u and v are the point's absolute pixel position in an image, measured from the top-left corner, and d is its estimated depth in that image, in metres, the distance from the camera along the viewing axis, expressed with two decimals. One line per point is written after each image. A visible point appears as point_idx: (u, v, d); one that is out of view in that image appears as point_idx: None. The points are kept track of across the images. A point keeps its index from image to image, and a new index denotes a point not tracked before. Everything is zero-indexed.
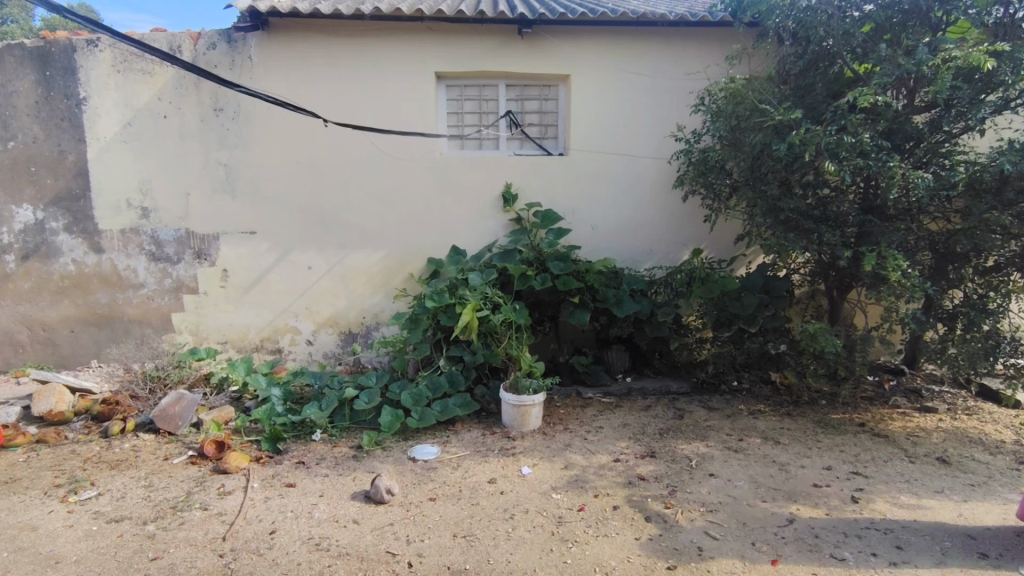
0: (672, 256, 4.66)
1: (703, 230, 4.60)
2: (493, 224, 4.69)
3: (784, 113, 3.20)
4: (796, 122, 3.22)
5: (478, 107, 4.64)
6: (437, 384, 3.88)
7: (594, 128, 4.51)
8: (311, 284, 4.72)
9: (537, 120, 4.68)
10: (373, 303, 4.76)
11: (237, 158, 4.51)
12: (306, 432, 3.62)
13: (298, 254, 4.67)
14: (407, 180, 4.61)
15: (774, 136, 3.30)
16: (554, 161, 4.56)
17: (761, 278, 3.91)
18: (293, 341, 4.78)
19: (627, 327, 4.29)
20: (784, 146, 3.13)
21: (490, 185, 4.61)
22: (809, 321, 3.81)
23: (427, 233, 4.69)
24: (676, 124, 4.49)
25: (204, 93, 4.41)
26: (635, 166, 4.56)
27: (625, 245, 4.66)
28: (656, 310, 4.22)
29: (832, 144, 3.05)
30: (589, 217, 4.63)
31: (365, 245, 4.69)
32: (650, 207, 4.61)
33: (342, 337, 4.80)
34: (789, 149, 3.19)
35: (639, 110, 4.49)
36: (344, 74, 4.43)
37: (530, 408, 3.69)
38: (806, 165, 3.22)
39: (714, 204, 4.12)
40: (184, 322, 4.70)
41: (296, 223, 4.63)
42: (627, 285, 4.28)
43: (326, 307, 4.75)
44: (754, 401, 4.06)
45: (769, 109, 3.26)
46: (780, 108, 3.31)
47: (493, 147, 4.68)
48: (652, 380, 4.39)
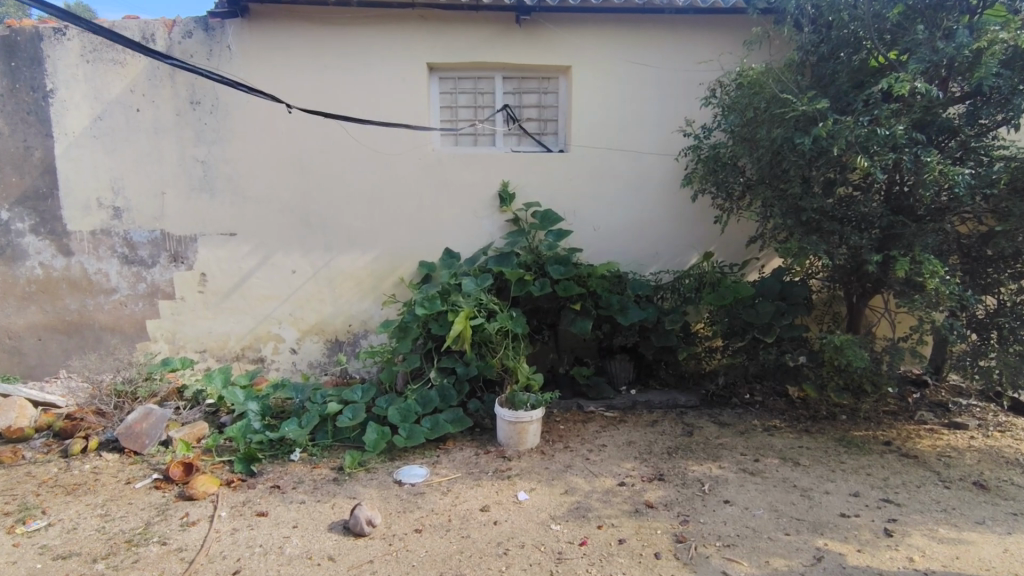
0: (679, 260, 4.38)
1: (712, 231, 4.32)
2: (489, 225, 4.40)
3: (808, 102, 2.91)
4: (821, 113, 2.92)
5: (473, 101, 4.36)
6: (427, 399, 3.59)
7: (597, 122, 4.22)
8: (295, 289, 4.43)
9: (536, 114, 4.40)
10: (360, 309, 4.47)
11: (216, 154, 4.22)
12: (284, 451, 3.33)
13: (281, 256, 4.39)
14: (397, 178, 4.32)
15: (795, 129, 3.01)
16: (554, 158, 4.27)
17: (778, 284, 3.59)
18: (276, 349, 4.50)
19: (632, 336, 4.01)
20: (809, 140, 2.84)
21: (485, 184, 4.33)
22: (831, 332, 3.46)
23: (418, 234, 4.40)
24: (685, 119, 4.20)
25: (179, 84, 4.12)
26: (641, 163, 4.27)
27: (629, 247, 4.37)
28: (662, 317, 3.94)
29: (862, 137, 2.75)
30: (591, 218, 4.34)
31: (352, 248, 4.40)
32: (656, 207, 4.32)
33: (328, 345, 4.51)
34: (813, 142, 2.90)
35: (645, 103, 4.20)
36: (330, 65, 4.14)
37: (527, 424, 3.41)
38: (832, 160, 2.94)
39: (725, 205, 3.85)
40: (159, 329, 4.42)
41: (279, 224, 4.35)
42: (631, 290, 4.01)
43: (311, 314, 4.47)
44: (769, 416, 3.78)
45: (791, 99, 2.97)
46: (802, 97, 3.02)
47: (489, 143, 4.41)
48: (658, 392, 4.10)
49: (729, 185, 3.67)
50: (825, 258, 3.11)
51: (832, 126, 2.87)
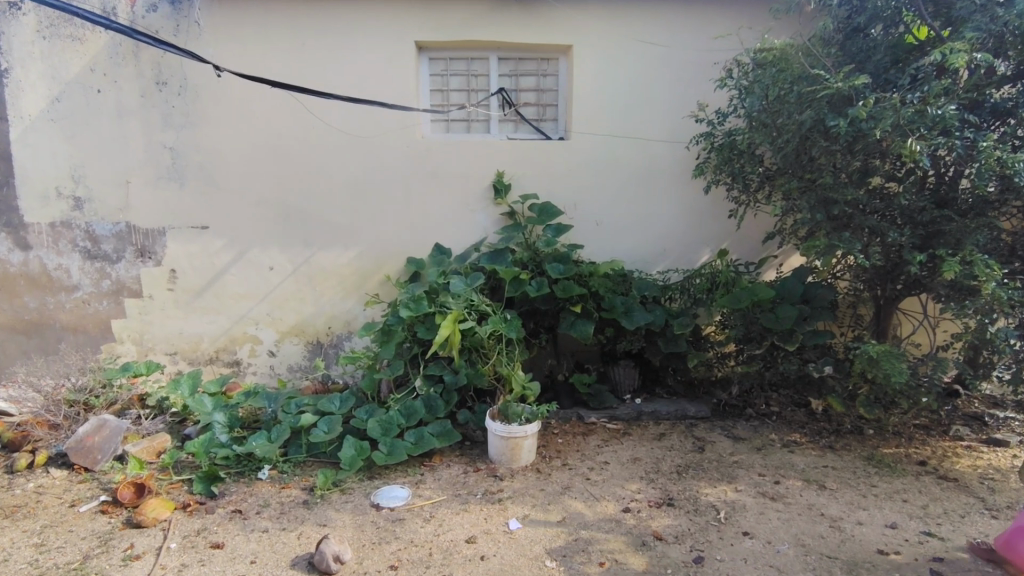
0: (689, 258, 4.03)
1: (726, 227, 3.97)
2: (482, 219, 4.05)
3: (843, 79, 2.56)
4: (857, 91, 2.57)
5: (466, 83, 4.01)
6: (411, 410, 3.25)
7: (600, 107, 3.86)
8: (273, 288, 4.10)
9: (534, 98, 4.05)
10: (344, 310, 4.14)
11: (185, 140, 3.88)
12: (252, 468, 3.01)
13: (257, 252, 4.05)
14: (383, 168, 3.98)
15: (828, 109, 2.65)
16: (553, 146, 3.92)
17: (800, 285, 3.20)
18: (252, 352, 4.17)
19: (637, 340, 3.67)
20: (845, 122, 2.48)
21: (479, 174, 3.98)
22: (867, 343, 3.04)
23: (406, 228, 4.06)
24: (697, 102, 3.84)
25: (144, 63, 3.78)
26: (648, 152, 3.92)
27: (635, 243, 4.03)
28: (670, 321, 3.61)
29: (909, 118, 2.39)
30: (593, 211, 3.99)
31: (335, 243, 4.07)
32: (664, 199, 3.97)
33: (309, 348, 4.19)
34: (848, 124, 2.55)
35: (653, 86, 3.84)
36: (309, 43, 3.79)
37: (521, 440, 3.08)
38: (871, 145, 2.58)
39: (741, 197, 3.53)
40: (126, 330, 4.08)
41: (255, 217, 4.01)
42: (637, 292, 3.68)
43: (291, 314, 4.14)
44: (787, 429, 3.45)
45: (824, 75, 2.60)
46: (835, 74, 2.67)
47: (483, 131, 4.08)
48: (665, 402, 3.77)
49: (747, 174, 3.33)
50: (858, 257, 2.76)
51: (872, 106, 2.52)
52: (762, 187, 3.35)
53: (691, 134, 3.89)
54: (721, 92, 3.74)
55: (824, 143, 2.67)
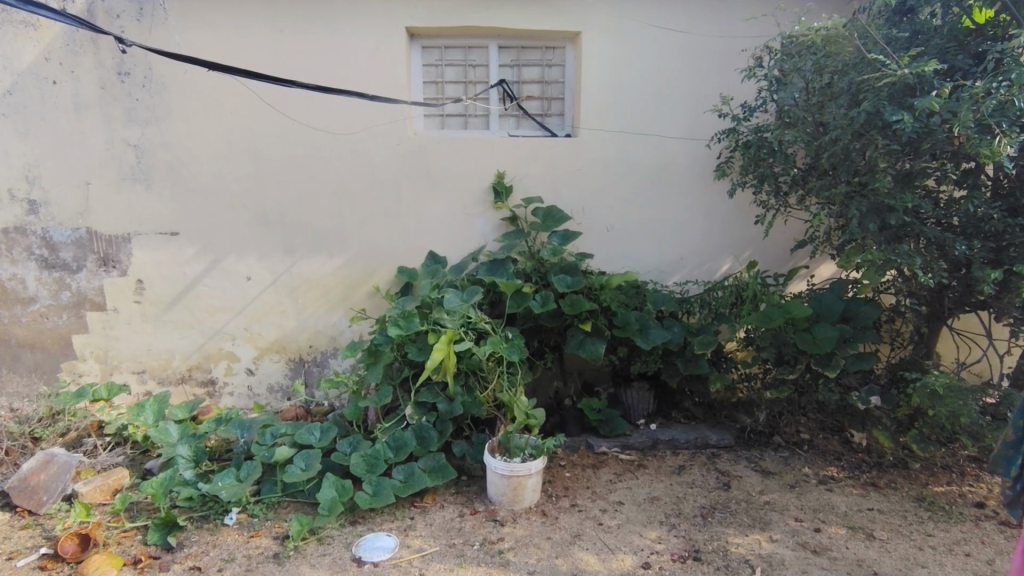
0: (709, 268, 3.66)
1: (750, 233, 3.60)
2: (481, 225, 3.68)
3: (908, 65, 2.27)
4: (924, 79, 2.25)
5: (463, 75, 3.64)
6: (400, 442, 2.89)
7: (611, 100, 3.48)
8: (250, 300, 3.73)
9: (538, 91, 3.67)
10: (328, 324, 3.77)
11: (151, 137, 3.50)
12: (218, 512, 2.64)
13: (232, 260, 3.68)
14: (372, 169, 3.60)
15: (889, 100, 2.31)
16: (558, 144, 3.54)
17: (840, 302, 2.83)
18: (228, 370, 3.80)
19: (652, 361, 3.30)
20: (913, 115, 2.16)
21: (477, 175, 3.61)
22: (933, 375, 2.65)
23: (396, 234, 3.69)
24: (720, 95, 3.44)
25: (104, 51, 3.40)
26: (664, 150, 3.53)
27: (649, 251, 3.66)
28: (690, 339, 3.26)
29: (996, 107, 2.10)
30: (603, 216, 3.62)
31: (318, 251, 3.69)
32: (681, 203, 3.60)
33: (290, 366, 3.82)
34: (916, 119, 2.21)
35: (671, 77, 3.45)
36: (289, 30, 3.41)
37: (525, 479, 2.71)
38: (939, 142, 2.25)
39: (771, 202, 3.16)
40: (88, 347, 3.71)
41: (229, 222, 3.63)
42: (653, 306, 3.32)
43: (270, 329, 3.77)
44: (822, 462, 3.08)
45: (886, 60, 2.28)
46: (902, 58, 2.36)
47: (482, 127, 3.71)
48: (683, 428, 3.40)
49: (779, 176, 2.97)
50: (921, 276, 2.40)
51: (946, 98, 2.22)
52: (795, 190, 3.00)
53: (713, 130, 3.50)
54: (748, 83, 3.35)
55: (881, 142, 2.32)
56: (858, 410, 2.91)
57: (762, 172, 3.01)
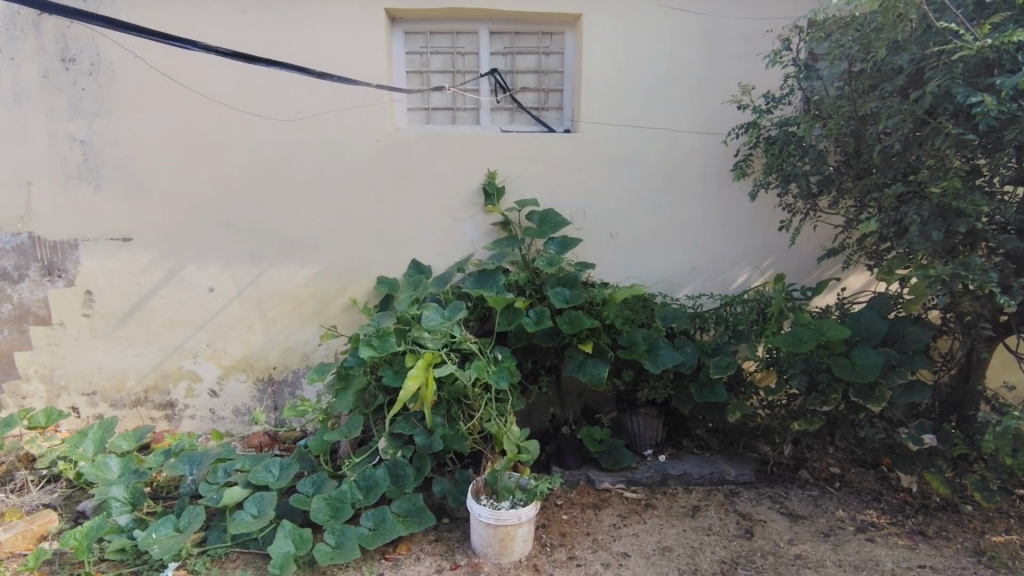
0: (725, 278, 3.27)
1: (773, 240, 3.21)
2: (470, 230, 3.29)
3: (989, 35, 1.92)
4: (1006, 53, 1.91)
5: (450, 63, 3.27)
6: (371, 481, 2.50)
7: (616, 91, 3.10)
8: (213, 313, 3.35)
9: (534, 82, 3.29)
10: (300, 340, 3.39)
11: (100, 131, 3.13)
12: (153, 567, 2.28)
13: (192, 269, 3.30)
14: (347, 166, 3.21)
15: (962, 80, 1.97)
16: (556, 140, 3.16)
17: (884, 322, 2.43)
18: (189, 391, 3.42)
19: (663, 387, 2.90)
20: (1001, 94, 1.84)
21: (465, 174, 3.22)
22: (1002, 415, 2.28)
23: (375, 240, 3.30)
24: (741, 84, 3.05)
25: (46, 35, 3.04)
26: (676, 147, 3.14)
27: (658, 261, 3.28)
28: (705, 361, 2.86)
29: None
30: (607, 221, 3.23)
31: (288, 258, 3.31)
32: (695, 206, 3.21)
33: (258, 387, 3.43)
34: (999, 103, 1.88)
35: (685, 64, 3.05)
36: (254, 12, 3.06)
37: (513, 529, 2.32)
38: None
39: (801, 205, 2.77)
40: (33, 365, 3.34)
41: (188, 226, 3.25)
42: (662, 322, 2.94)
43: (235, 345, 3.39)
44: (857, 503, 2.67)
45: (963, 31, 1.94)
46: (979, 26, 1.99)
47: (471, 122, 3.34)
48: (696, 460, 3.00)
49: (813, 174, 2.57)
50: (1004, 297, 2.02)
51: None
52: (828, 192, 2.61)
53: (732, 122, 3.10)
54: (773, 70, 2.96)
55: (953, 130, 1.98)
56: (907, 449, 2.52)
57: (793, 168, 2.61)
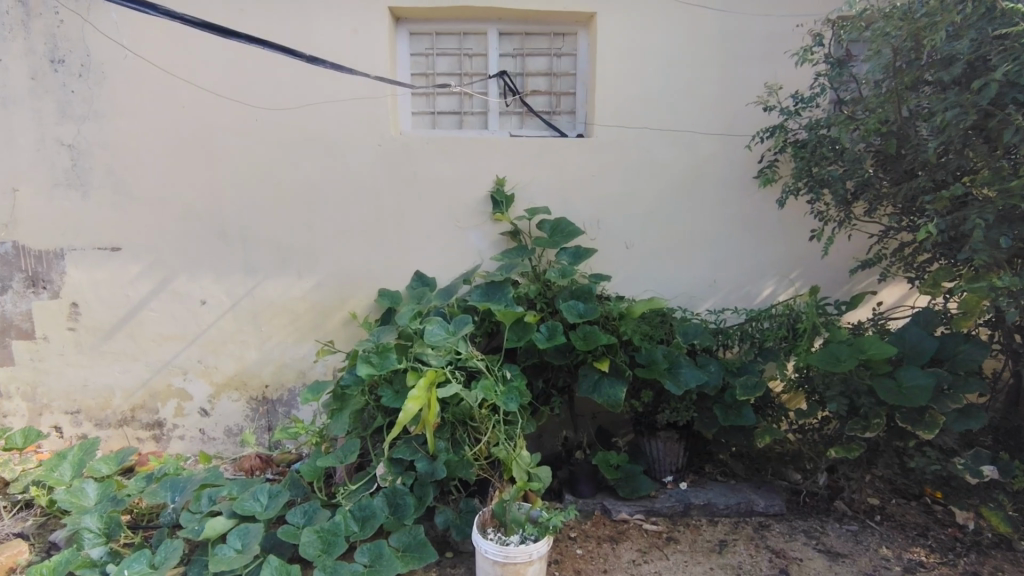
0: (748, 292, 3.07)
1: (801, 251, 3.00)
2: (477, 240, 3.10)
3: None
4: None
5: (457, 66, 3.11)
6: (367, 511, 2.29)
7: (633, 93, 2.92)
8: (204, 327, 3.16)
9: (545, 85, 3.13)
10: (297, 356, 3.19)
11: (89, 135, 2.99)
12: None
13: (183, 281, 3.12)
14: (348, 172, 3.05)
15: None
16: (568, 145, 2.98)
17: (932, 340, 2.22)
18: (179, 411, 3.23)
19: (686, 409, 2.67)
20: None
21: (472, 180, 3.05)
22: None
23: (377, 250, 3.12)
24: (765, 85, 2.86)
25: (35, 35, 2.91)
26: (696, 152, 2.96)
27: (677, 273, 3.08)
28: (731, 381, 2.65)
29: None
30: (622, 230, 3.04)
31: (284, 269, 3.13)
32: (716, 215, 3.01)
33: (251, 406, 3.23)
34: None
35: (705, 64, 2.88)
36: (251, 10, 2.92)
37: (523, 567, 2.09)
38: None
39: (835, 211, 2.57)
40: (15, 382, 3.17)
41: (179, 236, 3.08)
42: (683, 339, 2.73)
43: (227, 362, 3.20)
44: (902, 540, 2.43)
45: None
46: None
47: (479, 127, 3.17)
48: (720, 488, 2.76)
49: (851, 177, 2.37)
50: None
51: None
52: (867, 196, 2.42)
53: (757, 126, 2.91)
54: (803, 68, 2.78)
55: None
56: (963, 481, 2.31)
57: (829, 171, 2.45)
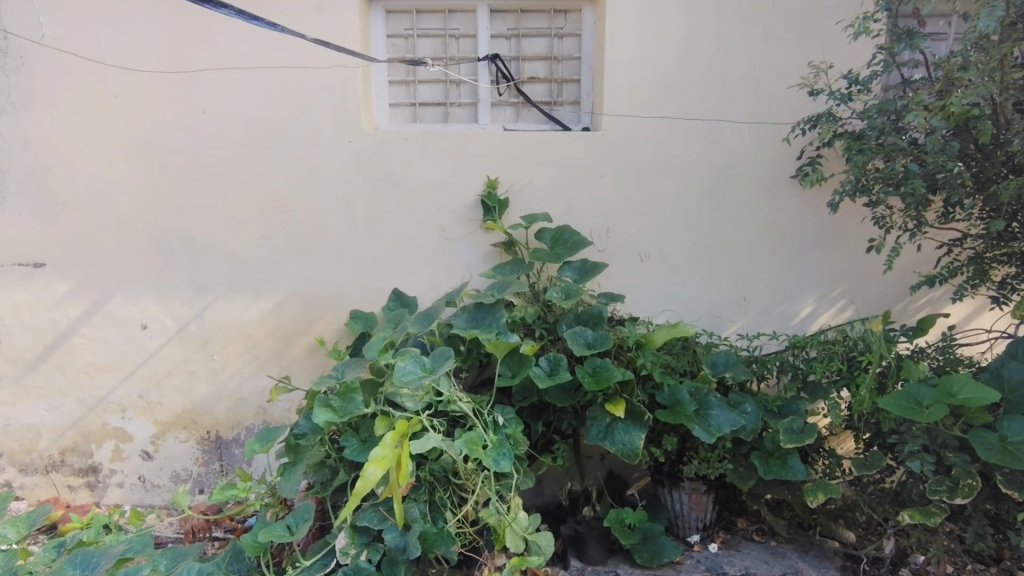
0: (783, 312, 2.59)
1: (847, 264, 2.53)
2: (466, 253, 2.63)
3: None
4: None
5: (442, 49, 2.66)
6: None
7: (649, 76, 2.46)
8: (145, 356, 2.70)
9: (544, 71, 2.67)
10: (255, 391, 2.72)
11: (7, 132, 2.55)
12: None
13: (120, 302, 2.66)
14: (311, 175, 2.59)
15: None
16: (573, 139, 2.52)
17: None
18: (116, 454, 2.76)
19: (720, 459, 2.19)
20: None
21: (458, 182, 2.58)
22: None
23: (347, 265, 2.65)
24: (809, 66, 2.40)
25: None
26: (724, 148, 2.49)
27: (701, 290, 2.60)
28: (773, 423, 2.17)
29: None
30: (637, 241, 2.58)
31: (239, 288, 2.67)
32: (748, 222, 2.54)
33: (201, 448, 2.75)
34: None
35: (735, 43, 2.42)
36: None
37: None
38: None
39: (908, 214, 2.09)
40: None
41: (114, 249, 2.63)
42: (711, 371, 2.27)
43: (173, 397, 2.73)
44: None
45: None
46: None
47: (468, 121, 2.71)
48: (760, 552, 2.27)
49: (935, 174, 1.93)
50: None
51: None
52: (953, 193, 1.94)
53: (798, 116, 2.45)
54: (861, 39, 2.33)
55: None
56: None
57: (904, 165, 1.97)
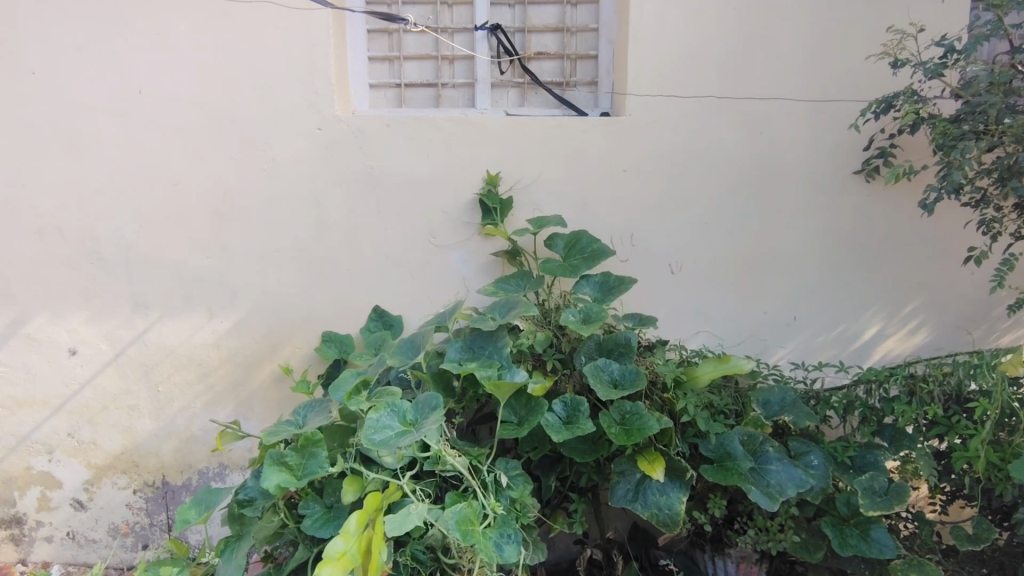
0: (844, 334, 2.14)
1: (922, 275, 2.08)
2: (461, 265, 2.18)
3: None
4: None
5: (432, 18, 2.21)
6: None
7: (686, 48, 2.01)
8: (75, 387, 2.25)
9: (555, 46, 2.22)
10: (207, 428, 2.26)
11: None
12: None
13: (43, 323, 2.21)
14: (272, 170, 2.13)
15: None
16: (591, 126, 2.06)
17: None
18: (43, 503, 2.31)
19: (782, 526, 1.73)
20: None
21: (452, 179, 2.13)
22: None
23: (318, 278, 2.20)
24: (882, 35, 1.95)
25: None
26: (776, 136, 2.04)
27: (746, 310, 2.15)
28: (848, 480, 1.72)
29: None
30: (668, 250, 2.13)
31: (188, 307, 2.21)
32: (803, 227, 2.09)
33: (144, 497, 2.30)
34: None
35: (792, 8, 1.96)
36: None
37: None
38: None
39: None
40: None
41: (33, 260, 2.18)
42: (764, 414, 1.81)
43: (110, 437, 2.28)
44: None
45: None
46: None
47: (463, 105, 2.26)
48: None
49: None
50: None
51: None
52: None
53: (868, 97, 1.99)
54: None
55: None
56: None
57: None
